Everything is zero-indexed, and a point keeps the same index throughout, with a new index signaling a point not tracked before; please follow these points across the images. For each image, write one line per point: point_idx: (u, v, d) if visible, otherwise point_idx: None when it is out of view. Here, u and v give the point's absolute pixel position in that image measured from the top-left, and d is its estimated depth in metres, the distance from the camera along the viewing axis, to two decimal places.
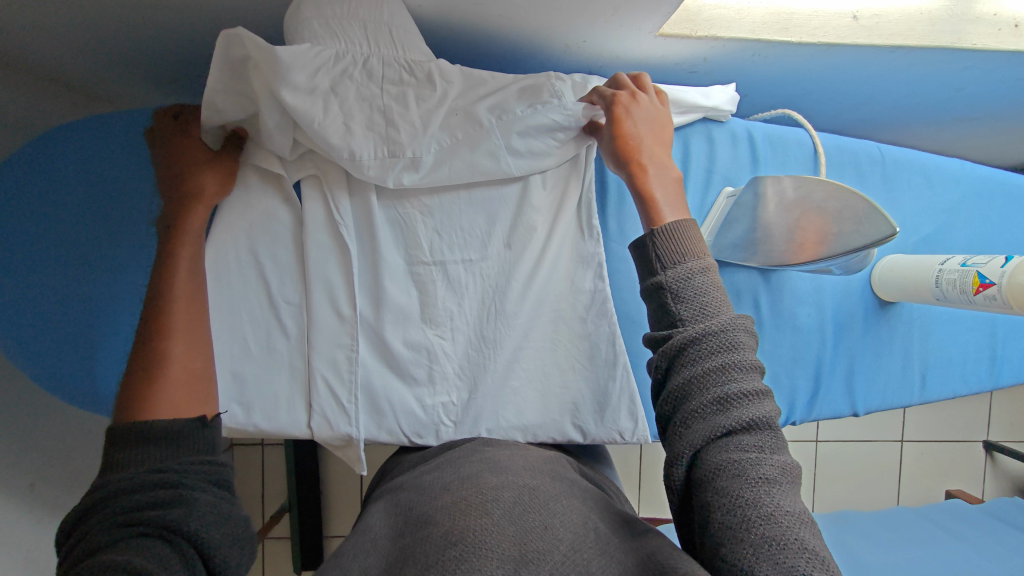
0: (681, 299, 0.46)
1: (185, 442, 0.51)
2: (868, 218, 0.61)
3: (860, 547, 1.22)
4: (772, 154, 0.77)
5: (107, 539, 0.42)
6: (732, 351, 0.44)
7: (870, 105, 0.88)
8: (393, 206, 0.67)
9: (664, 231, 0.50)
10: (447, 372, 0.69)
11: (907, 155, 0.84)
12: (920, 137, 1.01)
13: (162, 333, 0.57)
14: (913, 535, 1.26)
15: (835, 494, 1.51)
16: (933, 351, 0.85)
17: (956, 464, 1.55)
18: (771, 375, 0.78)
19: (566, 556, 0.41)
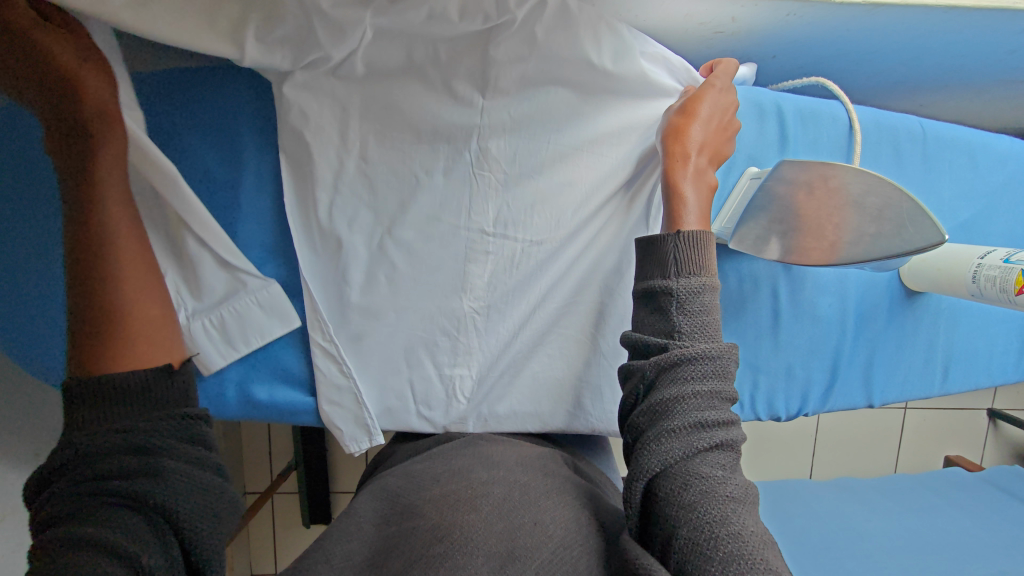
0: (685, 311, 0.49)
1: (153, 394, 0.48)
2: (913, 220, 0.56)
3: (857, 513, 1.22)
4: (803, 130, 0.73)
5: (73, 508, 0.42)
6: (717, 377, 0.48)
7: (912, 71, 0.82)
8: (466, 171, 0.62)
9: (685, 235, 0.51)
10: (472, 346, 0.66)
11: (949, 131, 0.78)
12: (958, 106, 0.93)
13: (109, 279, 0.50)
14: (912, 501, 1.26)
15: (837, 464, 1.51)
16: (958, 341, 0.82)
17: (959, 431, 1.54)
18: (787, 365, 0.75)
19: (555, 553, 0.41)
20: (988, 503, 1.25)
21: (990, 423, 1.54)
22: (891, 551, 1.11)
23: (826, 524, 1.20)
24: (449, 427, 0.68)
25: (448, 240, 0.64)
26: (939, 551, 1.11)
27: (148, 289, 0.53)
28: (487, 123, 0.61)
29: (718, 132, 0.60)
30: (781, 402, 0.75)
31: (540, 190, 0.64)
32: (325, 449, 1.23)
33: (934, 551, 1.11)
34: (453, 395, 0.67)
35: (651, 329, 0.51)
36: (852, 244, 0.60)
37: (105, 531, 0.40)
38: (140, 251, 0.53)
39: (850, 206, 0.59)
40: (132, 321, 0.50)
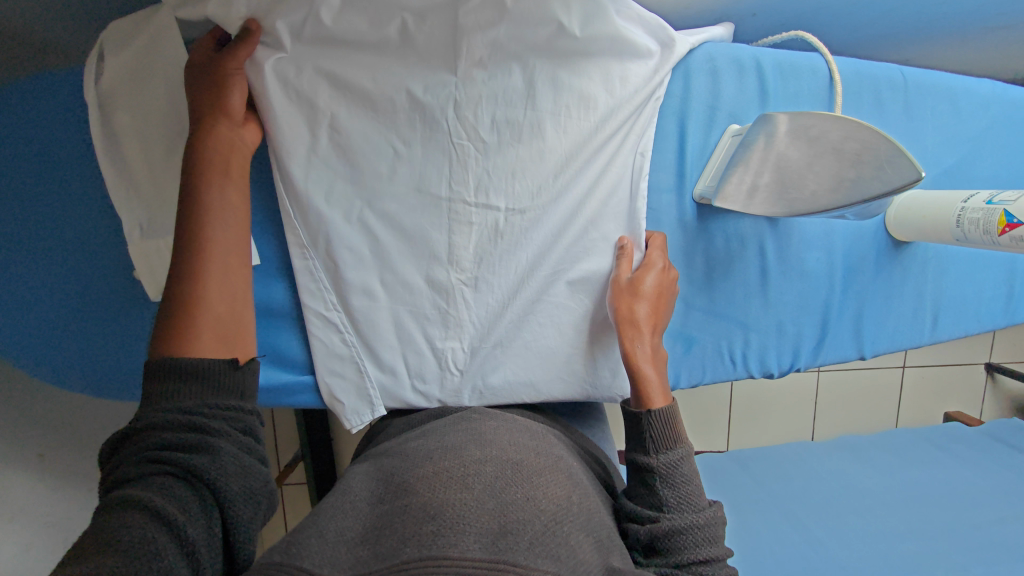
0: (669, 484, 0.54)
1: (218, 386, 0.48)
2: (890, 161, 0.56)
3: (856, 472, 1.23)
4: (782, 84, 0.73)
5: (136, 472, 0.42)
6: (710, 542, 0.52)
7: (896, 23, 0.80)
8: (445, 142, 0.62)
9: (658, 412, 0.56)
10: (462, 318, 0.66)
11: (932, 78, 0.77)
12: (944, 56, 0.92)
13: (187, 274, 0.50)
14: (911, 455, 1.27)
15: (836, 422, 1.53)
16: (946, 290, 0.82)
17: (958, 388, 1.55)
18: (777, 322, 0.76)
19: (547, 527, 0.42)
20: (985, 452, 1.27)
21: (988, 377, 1.55)
22: (891, 506, 1.14)
23: (826, 481, 1.21)
24: (440, 399, 0.68)
25: (433, 212, 0.63)
26: (934, 503, 1.14)
27: (227, 280, 0.52)
28: (464, 92, 0.60)
29: (658, 296, 0.65)
30: (772, 359, 0.77)
31: (525, 157, 0.63)
32: (328, 437, 1.24)
33: (929, 505, 1.14)
34: (446, 367, 0.67)
35: (642, 500, 0.55)
36: (830, 191, 0.60)
37: (156, 495, 0.41)
38: (224, 225, 0.53)
39: (830, 152, 0.59)
40: (202, 312, 0.49)
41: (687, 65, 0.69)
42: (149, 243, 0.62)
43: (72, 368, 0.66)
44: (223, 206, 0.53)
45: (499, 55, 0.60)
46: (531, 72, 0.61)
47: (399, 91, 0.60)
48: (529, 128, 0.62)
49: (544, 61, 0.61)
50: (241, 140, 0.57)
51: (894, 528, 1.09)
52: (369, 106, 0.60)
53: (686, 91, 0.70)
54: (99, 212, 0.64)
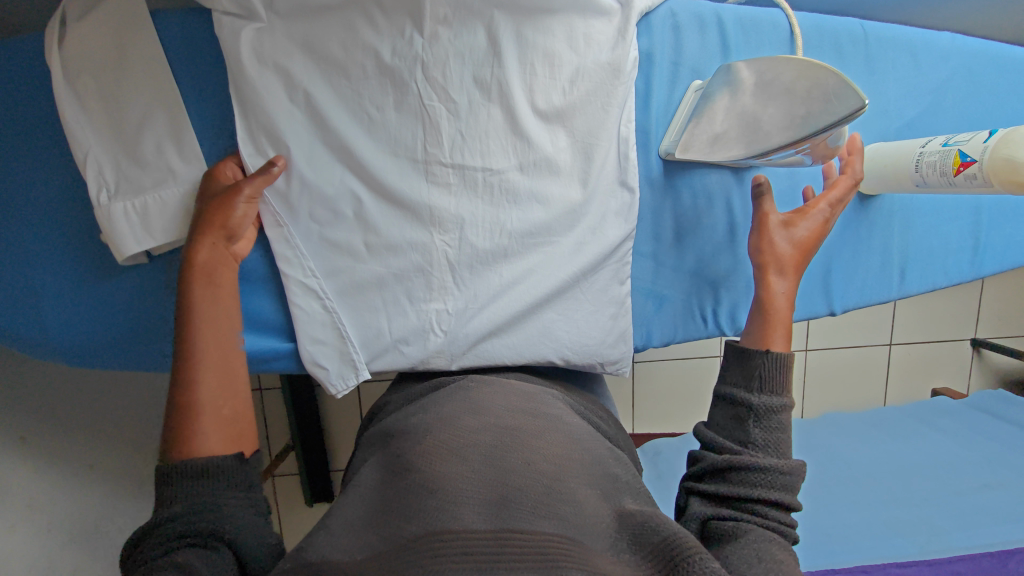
0: (761, 424, 0.52)
1: (224, 478, 0.51)
2: (837, 93, 0.58)
3: (842, 444, 1.25)
4: (744, 39, 0.74)
5: (161, 552, 0.45)
6: (783, 491, 0.50)
7: None
8: (416, 100, 0.63)
9: (773, 355, 0.55)
10: (447, 280, 0.67)
11: (891, 31, 0.79)
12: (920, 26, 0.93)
13: (189, 384, 0.54)
14: (896, 428, 1.29)
15: (824, 397, 1.55)
16: (913, 241, 0.83)
17: (945, 363, 1.57)
18: (747, 279, 0.78)
19: (548, 486, 0.42)
20: (967, 422, 1.30)
21: (976, 352, 1.57)
22: (874, 477, 1.18)
23: (812, 452, 1.23)
24: (426, 361, 0.68)
25: (408, 176, 0.65)
26: (915, 473, 1.18)
27: (226, 381, 0.56)
28: (430, 52, 0.62)
29: (808, 242, 0.64)
30: (743, 315, 0.79)
31: (496, 117, 0.65)
32: (318, 426, 1.24)
33: (912, 474, 1.18)
34: (431, 329, 0.68)
35: (726, 433, 0.54)
36: (785, 128, 0.63)
37: (186, 556, 0.44)
38: (224, 340, 0.57)
39: (784, 93, 0.62)
40: (206, 419, 0.53)
41: (647, 22, 0.71)
42: (117, 206, 0.63)
43: (41, 337, 0.67)
44: (218, 315, 0.58)
45: (463, 13, 0.63)
46: (495, 29, 0.63)
47: (366, 50, 0.62)
48: (496, 85, 0.64)
49: (508, 17, 0.63)
50: (235, 254, 0.62)
51: (875, 498, 1.13)
52: (340, 66, 0.62)
53: (650, 48, 0.71)
54: (73, 177, 0.65)
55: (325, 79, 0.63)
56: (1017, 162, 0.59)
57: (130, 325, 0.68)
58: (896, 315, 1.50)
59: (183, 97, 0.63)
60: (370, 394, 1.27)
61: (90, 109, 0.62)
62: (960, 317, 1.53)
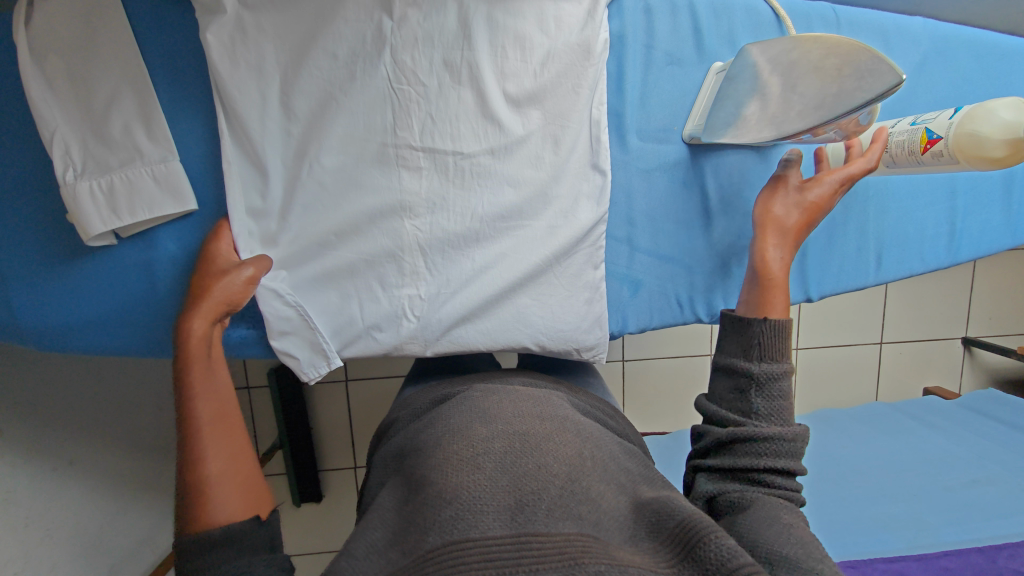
0: (763, 394, 0.51)
1: (250, 543, 0.48)
2: (871, 70, 0.55)
3: (833, 441, 1.26)
4: (716, 23, 0.74)
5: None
6: (790, 456, 0.49)
7: None
8: (384, 79, 0.62)
9: (772, 322, 0.54)
10: (418, 265, 0.66)
11: (862, 14, 0.79)
12: None
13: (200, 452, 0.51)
14: (885, 425, 1.30)
15: (815, 397, 1.55)
16: (889, 227, 0.83)
17: (936, 361, 1.58)
18: (723, 263, 0.78)
19: (564, 488, 0.41)
20: (955, 420, 1.31)
21: (965, 350, 1.58)
22: (865, 474, 1.18)
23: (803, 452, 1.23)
24: (399, 347, 0.68)
25: (378, 160, 0.63)
26: (904, 470, 1.18)
27: (237, 444, 0.54)
28: (399, 34, 0.61)
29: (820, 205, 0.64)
30: (719, 301, 0.79)
31: (468, 101, 0.64)
32: (305, 423, 1.22)
33: (901, 471, 1.18)
34: (403, 315, 0.67)
35: (727, 405, 0.53)
36: (815, 109, 0.59)
37: None
38: (230, 403, 0.56)
39: (811, 72, 0.60)
40: (222, 485, 0.50)
41: (617, 4, 0.71)
42: (84, 184, 0.60)
43: (7, 328, 0.64)
44: (219, 384, 0.56)
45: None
46: (466, 11, 0.62)
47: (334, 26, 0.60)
48: (466, 68, 0.63)
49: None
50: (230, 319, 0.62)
51: (864, 495, 1.13)
52: (306, 45, 0.61)
53: (622, 31, 0.71)
54: (41, 161, 0.63)
55: (292, 62, 0.61)
56: (981, 136, 0.59)
57: (102, 313, 0.65)
58: (886, 312, 1.50)
59: (153, 76, 0.61)
60: (356, 388, 1.26)
61: (53, 87, 0.59)
62: (947, 314, 1.54)
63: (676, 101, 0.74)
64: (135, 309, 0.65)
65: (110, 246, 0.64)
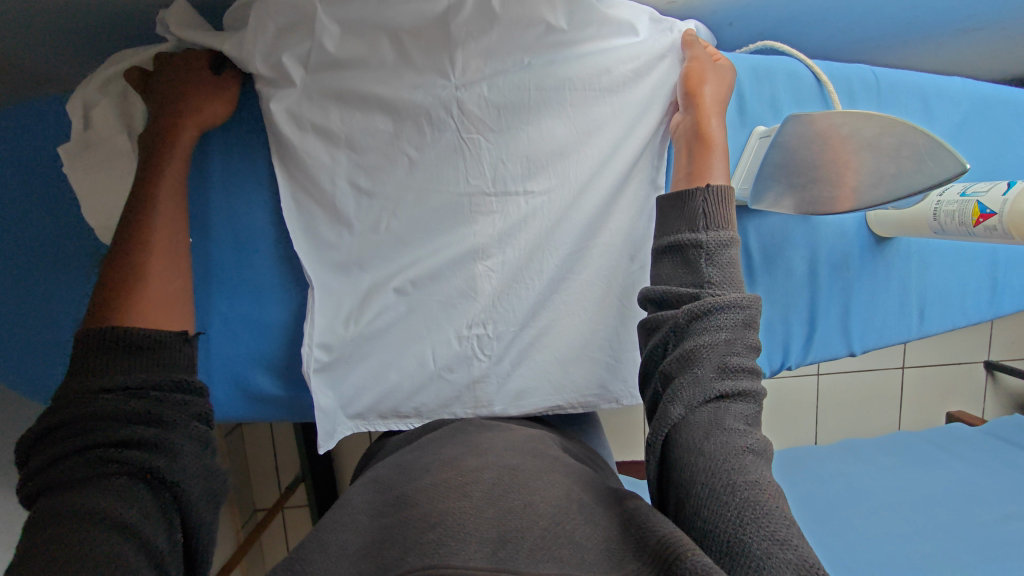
0: (713, 263, 0.54)
1: (170, 359, 0.47)
2: (931, 154, 0.56)
3: (860, 474, 1.24)
4: (758, 89, 0.72)
5: (86, 469, 0.41)
6: (745, 326, 0.53)
7: (859, 29, 0.81)
8: (455, 129, 0.63)
9: (713, 189, 0.56)
10: (491, 305, 0.67)
11: (902, 77, 0.78)
12: (929, 58, 0.92)
13: (132, 257, 0.51)
14: (913, 457, 1.28)
15: (839, 426, 1.52)
16: (930, 283, 0.82)
17: (959, 385, 1.55)
18: (766, 322, 0.75)
19: (546, 530, 0.41)
20: (984, 450, 1.27)
21: (987, 376, 1.55)
22: (895, 511, 1.14)
23: (831, 486, 1.22)
24: (474, 386, 0.69)
25: (455, 210, 0.65)
26: (938, 505, 1.14)
27: (173, 261, 0.53)
28: (467, 90, 0.61)
29: (699, 75, 0.64)
30: (763, 359, 0.76)
31: (536, 142, 0.65)
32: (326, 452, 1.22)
33: (931, 505, 1.13)
34: (474, 354, 0.68)
35: (680, 282, 0.56)
36: (872, 186, 0.60)
37: (122, 505, 0.40)
38: (174, 220, 0.55)
39: (866, 149, 0.58)
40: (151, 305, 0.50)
41: None
42: None
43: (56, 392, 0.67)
44: (177, 197, 0.56)
45: (493, 60, 0.61)
46: (527, 67, 0.62)
47: (404, 94, 0.61)
48: (535, 109, 0.64)
49: (537, 58, 0.62)
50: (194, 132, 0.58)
51: (896, 532, 1.09)
52: (392, 107, 0.61)
53: None
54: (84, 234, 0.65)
55: (358, 117, 0.61)
56: None
57: None
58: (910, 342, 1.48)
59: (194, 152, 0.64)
60: None
61: None
62: (969, 340, 1.51)
63: None
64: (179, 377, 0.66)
65: None
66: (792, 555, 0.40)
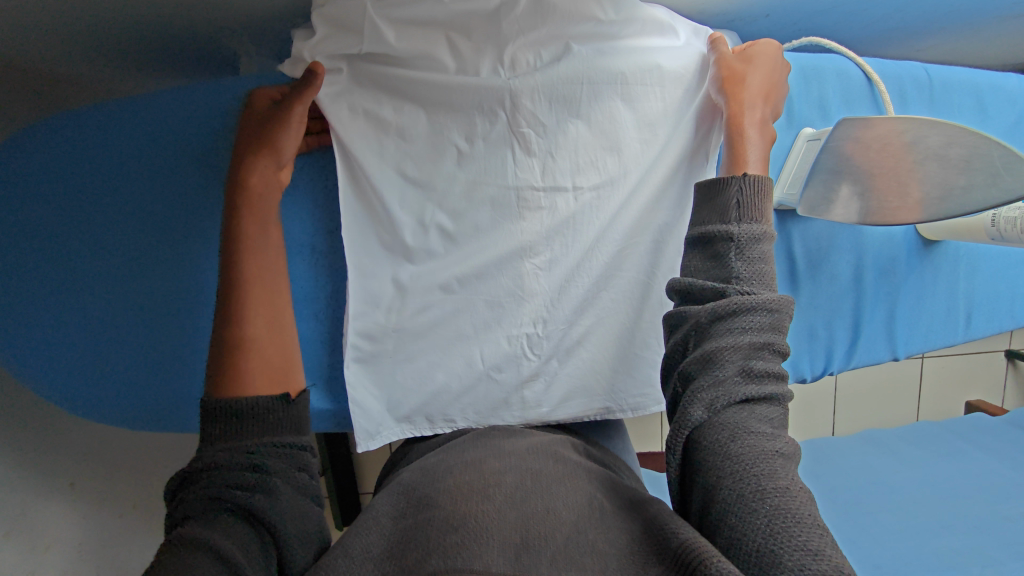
0: (744, 257, 0.49)
1: (275, 420, 0.47)
2: (1008, 168, 0.54)
3: (884, 467, 1.22)
4: (807, 88, 0.70)
5: (200, 509, 0.41)
6: (773, 329, 0.48)
7: (904, 19, 0.78)
8: (505, 124, 0.61)
9: (750, 180, 0.52)
10: (540, 299, 0.66)
11: (955, 74, 0.76)
12: (961, 48, 0.89)
13: (233, 320, 0.50)
14: (936, 448, 1.26)
15: (864, 419, 1.51)
16: (979, 287, 0.80)
17: (980, 376, 1.53)
18: (809, 327, 0.73)
19: (569, 538, 0.40)
20: (1007, 440, 1.25)
21: (1008, 363, 1.52)
22: (921, 504, 1.11)
23: (854, 479, 1.20)
24: (521, 388, 0.67)
25: (502, 206, 0.63)
26: (965, 499, 1.11)
27: (270, 316, 0.52)
28: (521, 82, 0.60)
29: (736, 68, 0.59)
30: (806, 364, 0.74)
31: (585, 134, 0.62)
32: (346, 452, 1.20)
33: (961, 499, 1.11)
34: (524, 353, 0.67)
35: (706, 275, 0.51)
36: (938, 199, 0.59)
37: (222, 537, 0.39)
38: (272, 262, 0.55)
39: (932, 160, 0.57)
40: (254, 357, 0.49)
41: None
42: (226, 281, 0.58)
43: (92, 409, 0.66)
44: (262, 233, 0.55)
45: (547, 50, 0.60)
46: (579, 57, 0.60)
47: (455, 91, 0.60)
48: (587, 100, 0.61)
49: (588, 48, 0.60)
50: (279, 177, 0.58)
51: (923, 527, 1.06)
52: (443, 100, 0.60)
53: None
54: (116, 245, 0.64)
55: (410, 112, 0.61)
56: None
57: (178, 389, 0.66)
58: None
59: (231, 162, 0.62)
60: None
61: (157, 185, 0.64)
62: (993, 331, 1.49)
63: None
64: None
65: (182, 326, 0.66)
66: (827, 566, 0.36)
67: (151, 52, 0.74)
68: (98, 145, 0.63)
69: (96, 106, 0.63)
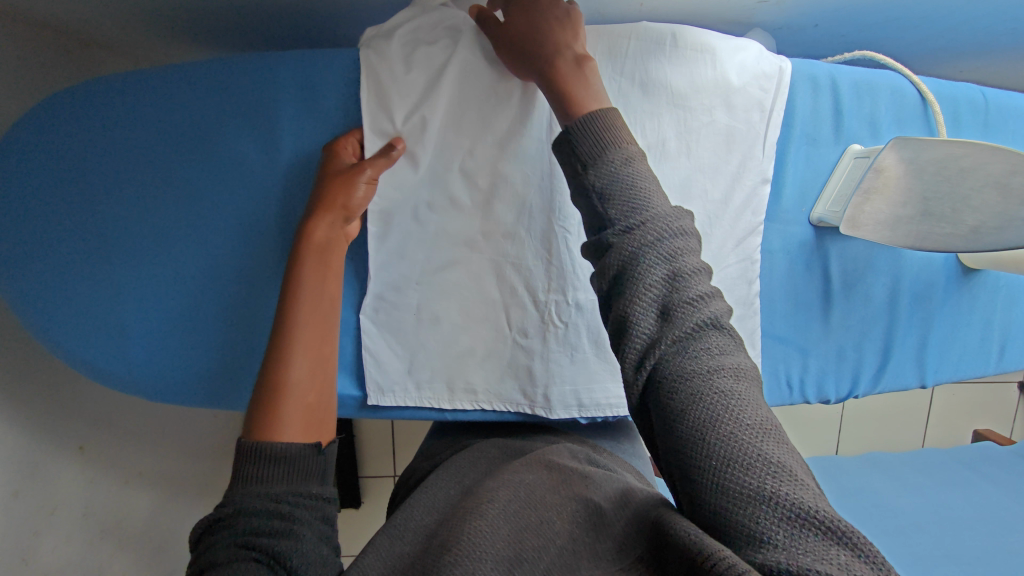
0: (609, 200, 0.40)
1: (305, 466, 0.47)
2: None
3: (890, 492, 1.21)
4: (858, 104, 0.68)
5: (225, 554, 0.40)
6: (672, 258, 0.38)
7: (955, 38, 0.76)
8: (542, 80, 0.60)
9: (584, 122, 0.44)
10: (563, 267, 0.65)
11: (1010, 99, 0.74)
12: (1011, 70, 0.87)
13: (281, 360, 0.51)
14: (944, 476, 1.24)
15: (874, 442, 1.49)
16: (1016, 320, 0.78)
17: (994, 406, 1.51)
18: (838, 346, 0.72)
19: (561, 552, 0.39)
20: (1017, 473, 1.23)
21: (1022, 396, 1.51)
22: (925, 531, 1.09)
23: (858, 499, 1.19)
24: (547, 356, 0.67)
25: (533, 158, 0.63)
26: (967, 527, 1.09)
27: (319, 372, 0.53)
28: None
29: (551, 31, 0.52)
30: (831, 385, 0.72)
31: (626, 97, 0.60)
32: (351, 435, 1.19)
33: (970, 528, 1.09)
34: (549, 320, 0.66)
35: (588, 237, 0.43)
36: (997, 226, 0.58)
37: None
38: (324, 315, 0.56)
39: (993, 188, 0.57)
40: (291, 396, 0.50)
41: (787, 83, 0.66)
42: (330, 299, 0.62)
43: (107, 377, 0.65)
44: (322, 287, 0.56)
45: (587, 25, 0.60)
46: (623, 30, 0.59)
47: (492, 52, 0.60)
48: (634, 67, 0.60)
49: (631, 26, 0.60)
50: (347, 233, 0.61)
51: (925, 552, 1.04)
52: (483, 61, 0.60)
53: (788, 114, 0.67)
54: (146, 213, 0.64)
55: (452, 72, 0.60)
56: None
57: (197, 361, 0.66)
58: None
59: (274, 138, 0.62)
60: None
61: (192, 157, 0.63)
62: None
63: (806, 183, 0.69)
64: (243, 364, 0.66)
65: (208, 299, 0.66)
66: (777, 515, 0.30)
67: (187, 16, 0.73)
68: (136, 110, 0.63)
69: (135, 71, 0.62)
